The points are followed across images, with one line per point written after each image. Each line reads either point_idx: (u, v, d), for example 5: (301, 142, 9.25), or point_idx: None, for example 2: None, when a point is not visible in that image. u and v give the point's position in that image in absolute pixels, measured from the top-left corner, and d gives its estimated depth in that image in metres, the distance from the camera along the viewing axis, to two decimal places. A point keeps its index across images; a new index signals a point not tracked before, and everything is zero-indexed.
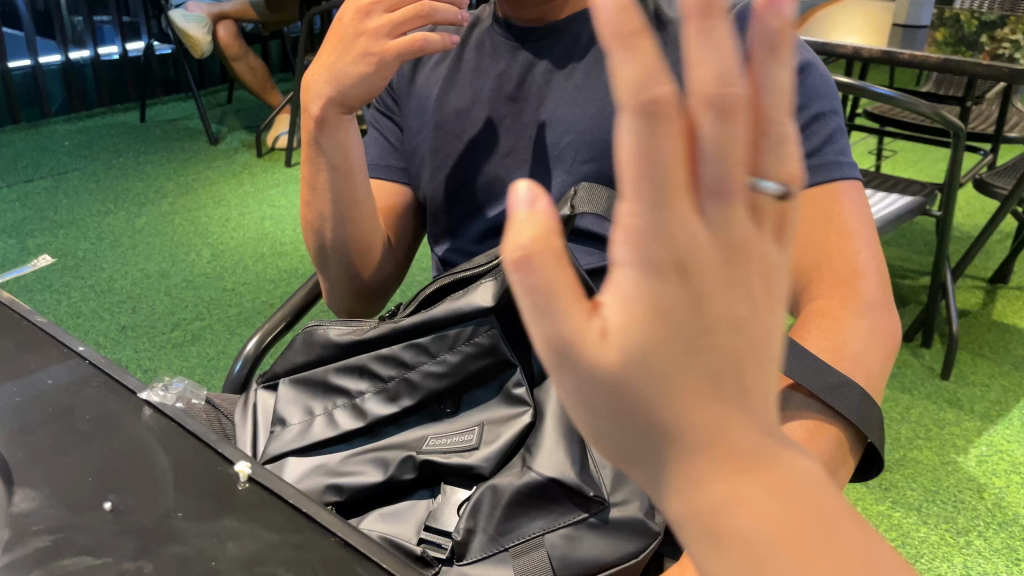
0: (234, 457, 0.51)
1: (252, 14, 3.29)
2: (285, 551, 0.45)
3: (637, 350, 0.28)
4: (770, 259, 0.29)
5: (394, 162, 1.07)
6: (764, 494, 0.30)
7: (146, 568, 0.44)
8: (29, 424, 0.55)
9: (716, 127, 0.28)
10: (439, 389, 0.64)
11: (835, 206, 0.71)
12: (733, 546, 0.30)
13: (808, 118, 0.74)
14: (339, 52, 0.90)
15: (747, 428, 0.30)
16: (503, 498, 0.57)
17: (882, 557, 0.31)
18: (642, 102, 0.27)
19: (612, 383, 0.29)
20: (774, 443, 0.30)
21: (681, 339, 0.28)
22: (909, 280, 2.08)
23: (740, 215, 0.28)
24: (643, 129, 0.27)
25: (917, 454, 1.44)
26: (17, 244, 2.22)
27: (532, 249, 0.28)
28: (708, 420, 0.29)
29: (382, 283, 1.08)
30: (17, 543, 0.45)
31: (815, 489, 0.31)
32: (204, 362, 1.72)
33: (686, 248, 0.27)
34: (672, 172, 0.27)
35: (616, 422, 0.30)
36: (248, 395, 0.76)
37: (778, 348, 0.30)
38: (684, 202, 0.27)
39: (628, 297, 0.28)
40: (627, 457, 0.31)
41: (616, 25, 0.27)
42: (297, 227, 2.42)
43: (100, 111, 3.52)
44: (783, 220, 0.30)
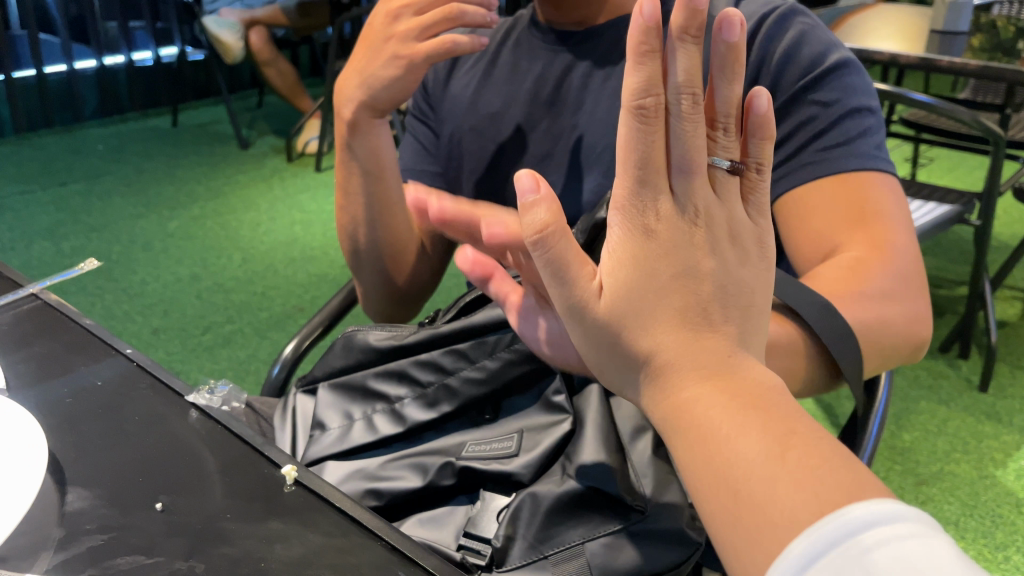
0: (279, 460, 0.52)
1: (283, 19, 3.31)
2: (332, 555, 0.45)
3: (619, 284, 0.40)
4: (718, 213, 0.41)
5: (432, 166, 1.06)
6: (725, 395, 0.38)
7: (197, 568, 0.44)
8: (80, 425, 0.56)
9: (677, 121, 0.40)
10: (479, 395, 0.65)
11: (871, 191, 0.70)
12: (701, 439, 0.38)
13: (845, 110, 0.73)
14: (368, 55, 0.90)
15: (706, 344, 0.39)
16: (543, 506, 0.57)
17: (842, 447, 0.36)
18: (636, 106, 0.40)
19: (604, 315, 0.41)
20: (734, 353, 0.39)
21: (648, 269, 0.40)
22: (946, 290, 2.06)
23: (700, 185, 0.40)
24: (637, 122, 0.40)
25: (954, 467, 1.42)
26: (52, 247, 2.26)
27: (545, 228, 0.41)
28: (673, 337, 0.40)
29: (418, 289, 1.09)
30: (71, 543, 0.46)
31: (774, 391, 0.38)
32: (236, 365, 1.73)
33: (651, 205, 0.40)
34: (653, 157, 0.40)
35: (611, 347, 0.41)
36: (287, 398, 0.77)
37: (727, 276, 0.40)
38: (657, 175, 0.40)
39: (614, 249, 0.41)
40: (626, 384, 0.42)
41: (636, 45, 0.39)
42: (328, 231, 2.44)
43: (133, 116, 3.57)
44: (732, 188, 0.42)
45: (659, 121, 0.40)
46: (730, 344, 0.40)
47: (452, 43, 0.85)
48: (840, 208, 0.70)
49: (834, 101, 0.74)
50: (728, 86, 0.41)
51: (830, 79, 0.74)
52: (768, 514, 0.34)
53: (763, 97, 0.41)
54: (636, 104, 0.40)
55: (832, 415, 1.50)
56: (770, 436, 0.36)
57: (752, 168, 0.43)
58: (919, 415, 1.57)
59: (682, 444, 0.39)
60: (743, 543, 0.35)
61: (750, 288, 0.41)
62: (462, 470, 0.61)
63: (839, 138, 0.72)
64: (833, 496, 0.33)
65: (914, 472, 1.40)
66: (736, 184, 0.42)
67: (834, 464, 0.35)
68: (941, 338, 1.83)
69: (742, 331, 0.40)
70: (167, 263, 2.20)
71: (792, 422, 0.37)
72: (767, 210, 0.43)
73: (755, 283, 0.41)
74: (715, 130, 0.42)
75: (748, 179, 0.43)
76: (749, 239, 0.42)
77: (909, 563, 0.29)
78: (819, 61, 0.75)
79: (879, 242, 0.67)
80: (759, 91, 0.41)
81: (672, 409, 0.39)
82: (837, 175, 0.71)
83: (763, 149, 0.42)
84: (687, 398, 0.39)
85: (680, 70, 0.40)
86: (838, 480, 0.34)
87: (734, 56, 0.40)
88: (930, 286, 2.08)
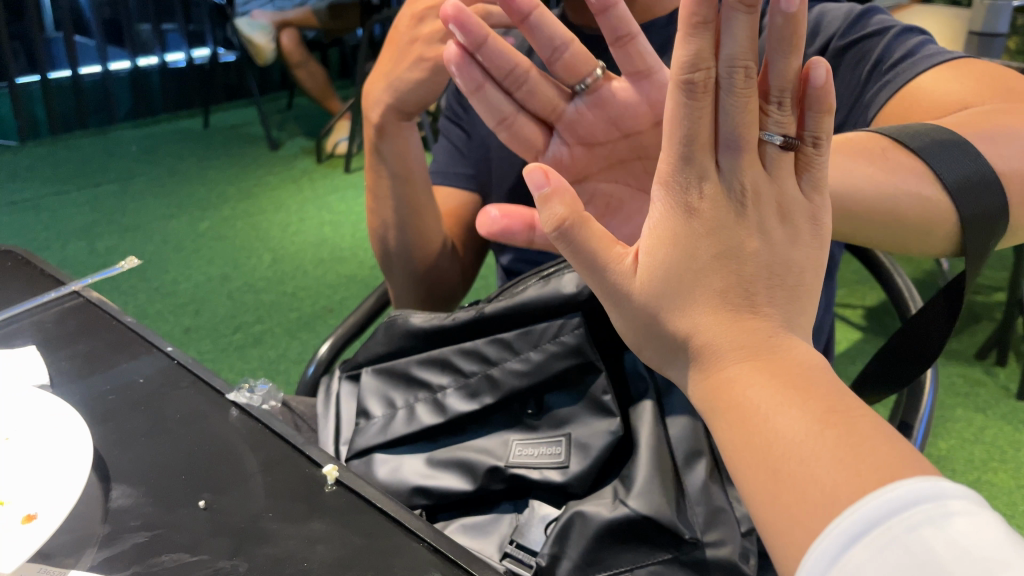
0: (320, 460, 0.52)
1: (314, 21, 3.32)
2: (373, 557, 0.45)
3: (658, 264, 0.41)
4: (765, 190, 0.41)
5: (464, 168, 1.07)
6: (766, 372, 0.38)
7: (240, 567, 0.44)
8: (122, 422, 0.56)
9: (727, 97, 0.41)
10: (521, 387, 0.63)
11: (969, 69, 0.70)
12: (738, 417, 0.38)
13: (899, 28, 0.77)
14: (394, 59, 0.86)
15: (748, 322, 0.39)
16: (591, 530, 0.56)
17: (892, 428, 0.35)
18: (684, 80, 0.41)
19: (643, 294, 0.42)
20: (777, 334, 0.39)
21: (688, 249, 0.40)
22: (982, 297, 2.02)
23: (750, 161, 0.41)
24: (685, 96, 0.41)
25: (991, 476, 1.39)
26: (86, 246, 2.29)
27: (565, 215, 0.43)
28: (713, 316, 0.40)
29: (449, 291, 1.09)
30: (115, 540, 0.46)
31: (819, 372, 0.38)
32: (265, 364, 1.74)
33: (695, 182, 0.41)
34: (698, 134, 0.41)
35: (650, 326, 0.42)
36: (331, 383, 0.78)
37: (770, 253, 0.40)
38: (705, 153, 0.41)
39: (657, 227, 0.42)
40: (669, 362, 0.42)
41: (687, 18, 0.40)
42: (356, 232, 2.45)
43: (166, 117, 3.61)
44: (784, 164, 0.41)
45: (706, 96, 0.41)
46: (773, 326, 0.39)
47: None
48: (953, 73, 0.69)
49: (885, 30, 0.78)
50: (785, 59, 0.41)
51: (871, 21, 0.80)
52: (803, 487, 0.34)
53: (822, 67, 0.41)
54: (684, 79, 0.41)
55: None
56: (812, 412, 0.35)
57: (809, 143, 0.42)
58: (955, 422, 1.54)
59: (722, 422, 0.39)
60: (780, 520, 0.34)
61: (797, 270, 0.40)
62: (513, 477, 0.61)
63: (901, 51, 0.74)
64: (874, 474, 0.32)
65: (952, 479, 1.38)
66: (789, 161, 0.42)
67: (879, 442, 0.34)
68: (978, 345, 1.80)
69: (787, 313, 0.40)
70: (199, 263, 2.22)
71: (835, 401, 0.36)
72: (826, 188, 0.42)
73: (806, 262, 0.41)
74: (769, 105, 0.42)
75: (805, 155, 0.42)
76: (801, 217, 0.41)
77: (955, 544, 0.29)
78: (851, 15, 0.82)
79: (1010, 87, 0.66)
80: (817, 62, 0.40)
81: (712, 387, 0.39)
82: (951, 62, 0.71)
83: (821, 123, 0.41)
84: (728, 375, 0.39)
85: (732, 42, 0.40)
86: (881, 457, 0.33)
87: (792, 31, 0.40)
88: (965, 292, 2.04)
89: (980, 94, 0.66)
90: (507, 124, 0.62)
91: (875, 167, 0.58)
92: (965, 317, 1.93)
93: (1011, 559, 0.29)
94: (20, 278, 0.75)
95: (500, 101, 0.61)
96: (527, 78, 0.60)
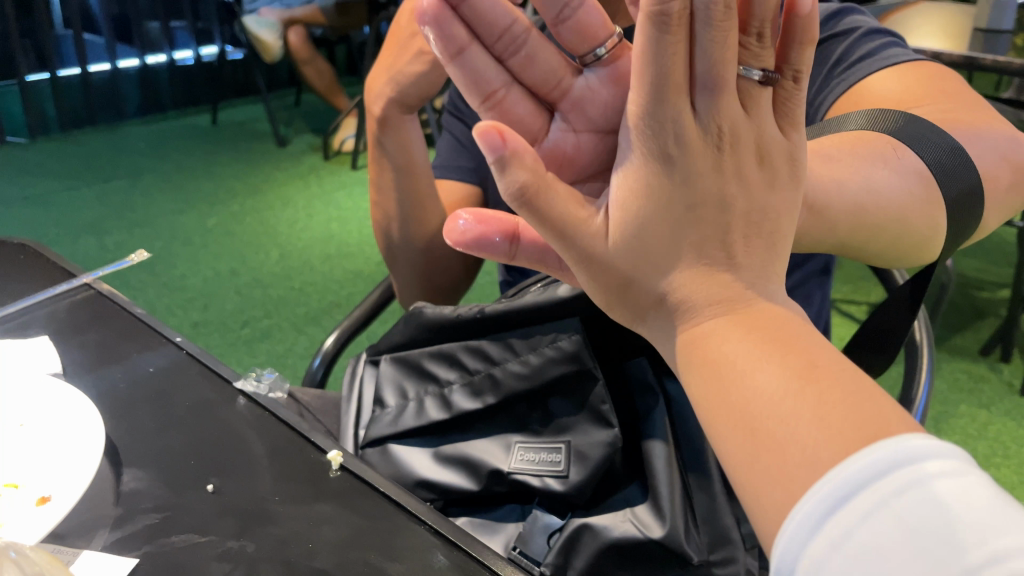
0: (326, 446, 0.53)
1: (320, 18, 3.34)
2: (377, 537, 0.46)
3: (633, 224, 0.42)
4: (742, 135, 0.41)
5: (466, 162, 1.09)
6: (744, 328, 0.39)
7: (248, 547, 0.46)
8: (133, 408, 0.58)
9: (704, 30, 0.39)
10: (521, 390, 0.64)
11: (924, 73, 0.73)
12: (716, 372, 0.39)
13: (863, 30, 0.80)
14: (397, 53, 0.87)
15: (723, 276, 0.41)
16: (602, 547, 0.58)
17: (870, 381, 0.36)
18: (656, 12, 0.39)
19: (618, 250, 0.43)
20: (751, 287, 0.41)
21: (664, 201, 0.41)
22: (986, 293, 2.03)
23: (726, 101, 0.40)
24: (656, 31, 0.39)
25: (993, 471, 1.40)
26: (96, 242, 2.31)
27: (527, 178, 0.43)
28: (689, 272, 0.41)
29: (453, 284, 1.10)
30: (127, 521, 0.48)
31: (793, 323, 0.40)
32: (273, 359, 1.76)
33: (669, 127, 0.40)
34: (671, 76, 0.40)
35: (624, 283, 0.43)
36: (355, 365, 0.80)
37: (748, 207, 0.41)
38: (678, 97, 0.40)
39: (630, 179, 0.42)
40: (645, 316, 0.44)
41: None
42: (363, 228, 2.47)
43: (174, 114, 3.63)
44: (759, 99, 0.42)
45: (681, 28, 0.39)
46: (747, 280, 0.41)
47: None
48: (907, 72, 0.73)
49: (850, 30, 0.81)
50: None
51: (839, 21, 0.83)
52: (783, 442, 0.35)
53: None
54: (657, 10, 0.39)
55: None
56: (789, 367, 0.37)
57: (789, 77, 0.44)
58: (959, 418, 1.55)
59: (700, 377, 0.40)
60: (757, 474, 0.36)
61: (771, 217, 0.42)
62: (515, 482, 0.61)
63: (863, 51, 0.77)
64: (856, 432, 0.33)
65: None
66: (768, 94, 0.43)
67: (856, 394, 0.35)
68: (982, 341, 1.81)
69: (761, 264, 0.42)
70: (207, 259, 2.24)
71: (808, 350, 0.38)
72: (801, 124, 0.44)
73: (780, 207, 0.43)
74: (747, 35, 0.42)
75: (785, 89, 0.44)
76: (778, 159, 0.43)
77: (938, 504, 0.30)
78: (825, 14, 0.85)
79: (957, 90, 0.71)
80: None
81: (689, 340, 0.41)
82: (909, 63, 0.74)
83: (802, 56, 0.43)
84: (705, 330, 0.41)
85: None
86: (859, 412, 0.34)
87: None
88: (970, 289, 2.05)
89: (929, 91, 0.70)
90: (495, 101, 0.52)
91: (876, 162, 0.60)
92: (970, 314, 1.94)
93: (995, 523, 0.29)
94: (33, 270, 0.77)
95: (487, 68, 0.51)
96: (525, 40, 0.51)
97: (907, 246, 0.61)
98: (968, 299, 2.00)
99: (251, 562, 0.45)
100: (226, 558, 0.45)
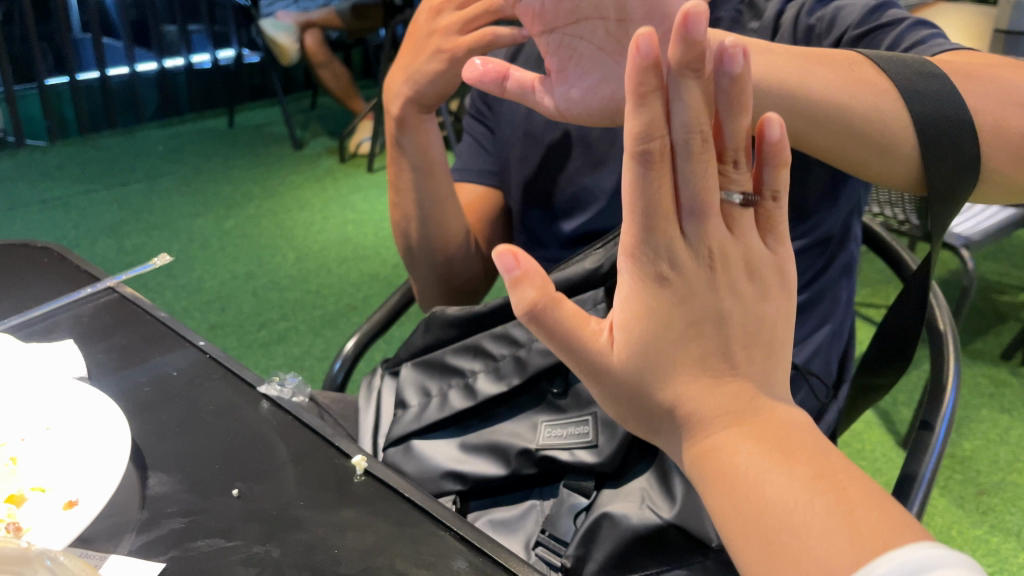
0: (350, 451, 0.53)
1: (337, 22, 3.35)
2: (403, 544, 0.46)
3: (636, 343, 0.41)
4: (736, 255, 0.42)
5: (488, 166, 1.06)
6: (753, 439, 0.40)
7: (273, 552, 0.46)
8: (157, 412, 0.58)
9: (686, 163, 0.40)
10: (547, 365, 0.65)
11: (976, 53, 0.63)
12: (728, 486, 0.40)
13: (911, 21, 0.69)
14: (414, 52, 0.87)
15: (730, 388, 0.41)
16: (618, 532, 0.55)
17: (872, 487, 0.38)
18: (639, 151, 0.40)
19: (623, 369, 0.42)
20: (756, 396, 0.41)
21: (663, 323, 0.41)
22: (1007, 297, 2.00)
23: (715, 227, 0.41)
24: (640, 168, 0.40)
25: (1016, 477, 1.38)
26: (115, 244, 2.32)
27: (537, 300, 0.43)
28: (696, 389, 0.41)
29: (472, 287, 1.08)
30: (153, 525, 0.48)
31: (801, 430, 0.41)
32: (290, 361, 1.76)
33: (662, 254, 0.41)
34: (660, 205, 0.40)
35: (633, 401, 0.43)
36: (372, 380, 0.80)
37: (750, 323, 0.41)
38: (669, 225, 0.41)
39: (628, 300, 0.42)
40: (655, 430, 0.44)
41: (634, 87, 0.39)
42: (379, 231, 2.47)
43: (191, 117, 3.65)
44: (746, 220, 0.42)
45: (663, 164, 0.40)
46: (753, 386, 0.42)
47: (493, 35, 0.79)
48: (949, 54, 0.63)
49: (897, 19, 0.70)
50: (737, 120, 0.41)
51: (887, 10, 0.72)
52: (798, 557, 0.36)
53: (776, 123, 0.41)
54: (640, 148, 0.40)
55: (887, 423, 1.48)
56: (799, 478, 0.38)
57: (768, 198, 0.43)
58: (981, 423, 1.53)
59: (714, 490, 0.40)
60: None
61: (773, 328, 0.42)
62: (543, 459, 0.61)
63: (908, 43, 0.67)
64: (867, 542, 0.35)
65: (975, 481, 1.37)
66: (750, 216, 0.42)
67: (863, 509, 0.36)
68: (1004, 345, 1.78)
69: (765, 372, 0.42)
70: (224, 261, 2.25)
71: (820, 463, 0.39)
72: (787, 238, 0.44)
73: (778, 318, 0.42)
74: (724, 163, 0.42)
75: (765, 209, 0.43)
76: (769, 272, 0.42)
77: None
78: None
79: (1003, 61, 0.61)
80: (771, 117, 0.41)
81: (699, 454, 0.41)
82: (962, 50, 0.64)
83: (778, 177, 0.42)
84: (714, 444, 0.41)
85: (683, 108, 0.40)
86: (869, 527, 0.36)
87: (739, 93, 0.40)
88: (991, 293, 2.03)
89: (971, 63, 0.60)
90: None
91: (825, 63, 0.57)
92: (991, 319, 1.91)
93: None
94: (58, 273, 0.78)
95: None
96: None
97: (860, 152, 0.56)
98: (990, 304, 1.98)
99: (277, 567, 0.45)
100: (252, 563, 0.45)
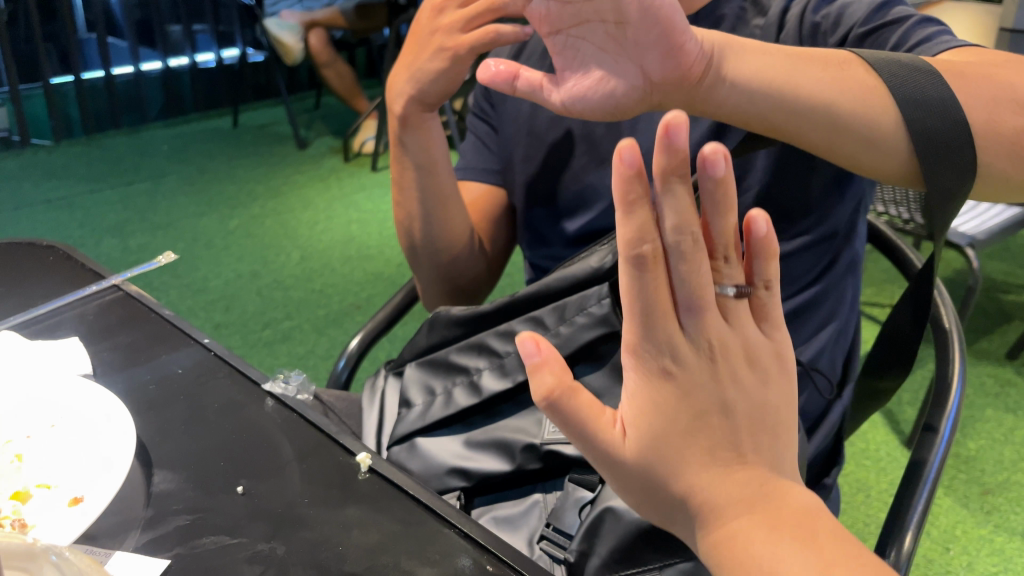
0: (354, 449, 0.53)
1: (341, 21, 3.35)
2: (407, 543, 0.46)
3: (647, 436, 0.40)
4: (739, 344, 0.40)
5: (491, 164, 1.06)
6: (771, 526, 0.39)
7: (279, 550, 0.46)
8: (162, 409, 0.58)
9: (680, 264, 0.38)
10: None
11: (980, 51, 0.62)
12: None
13: (917, 18, 0.68)
14: (417, 50, 0.87)
15: (744, 476, 0.40)
16: (620, 525, 0.54)
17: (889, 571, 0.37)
18: (633, 255, 0.38)
19: (635, 463, 0.40)
20: (769, 480, 0.40)
21: (671, 416, 0.39)
22: (1011, 296, 2.00)
23: (714, 321, 0.39)
24: (635, 271, 0.39)
25: (1021, 476, 1.38)
26: (120, 244, 2.33)
27: (555, 387, 0.40)
28: (710, 480, 0.39)
29: (475, 285, 1.07)
30: (158, 522, 0.48)
31: (813, 515, 0.40)
32: (294, 360, 1.77)
33: (664, 351, 0.39)
34: (659, 304, 0.39)
35: (647, 493, 0.41)
36: (376, 380, 0.80)
37: (758, 410, 0.40)
38: (669, 322, 0.39)
39: (636, 395, 0.40)
40: (670, 521, 0.41)
41: (621, 196, 0.38)
42: (382, 230, 2.47)
43: (196, 117, 3.65)
44: (741, 311, 0.40)
45: (659, 267, 0.39)
46: (767, 473, 0.40)
47: (496, 32, 0.79)
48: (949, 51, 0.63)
49: (902, 18, 0.69)
50: (722, 219, 0.39)
51: (891, 9, 0.71)
52: None
53: (761, 220, 0.39)
54: (633, 253, 0.39)
55: (891, 422, 1.48)
56: (818, 567, 0.37)
57: (760, 288, 0.41)
58: (985, 423, 1.53)
59: None
60: None
61: (783, 416, 0.41)
62: (549, 453, 0.61)
63: (915, 41, 0.66)
64: None
65: (979, 481, 1.37)
66: (745, 307, 0.41)
67: None
68: (1008, 345, 1.78)
69: (773, 457, 0.40)
70: (229, 261, 2.25)
71: (836, 550, 0.38)
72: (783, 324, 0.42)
73: (782, 402, 0.41)
74: (715, 259, 0.40)
75: (759, 299, 0.41)
76: (771, 360, 0.41)
77: None
78: None
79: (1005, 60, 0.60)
80: (756, 216, 0.39)
81: (717, 545, 0.39)
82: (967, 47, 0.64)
83: (768, 269, 0.40)
84: (732, 532, 0.39)
85: (673, 212, 0.38)
86: None
87: (724, 195, 0.38)
88: (995, 292, 2.03)
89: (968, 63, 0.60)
90: None
91: (816, 64, 0.57)
92: (995, 318, 1.91)
93: None
94: (63, 272, 0.78)
95: None
96: None
97: (852, 147, 0.56)
98: (994, 303, 1.98)
99: (282, 565, 0.45)
100: (257, 561, 0.45)
